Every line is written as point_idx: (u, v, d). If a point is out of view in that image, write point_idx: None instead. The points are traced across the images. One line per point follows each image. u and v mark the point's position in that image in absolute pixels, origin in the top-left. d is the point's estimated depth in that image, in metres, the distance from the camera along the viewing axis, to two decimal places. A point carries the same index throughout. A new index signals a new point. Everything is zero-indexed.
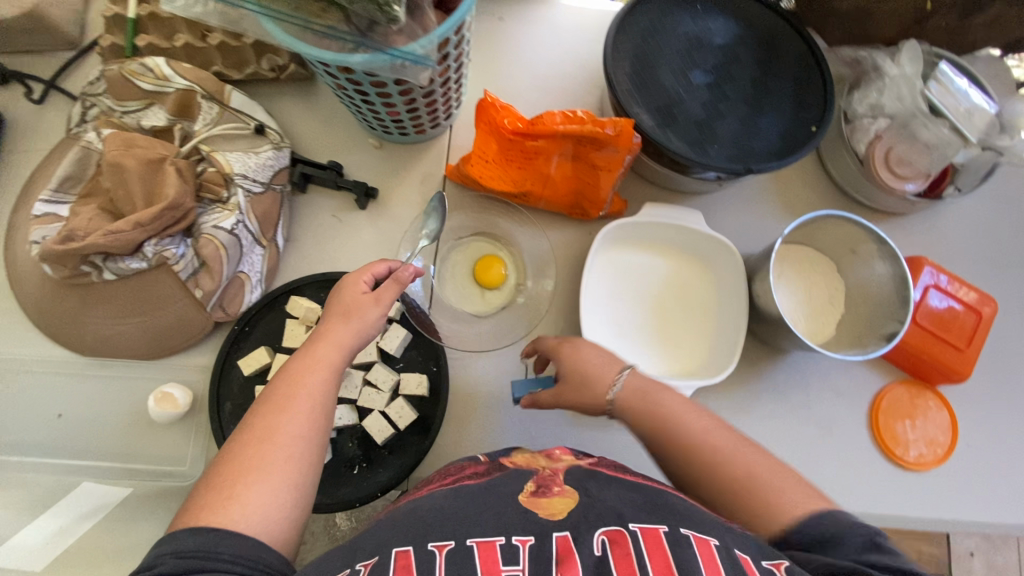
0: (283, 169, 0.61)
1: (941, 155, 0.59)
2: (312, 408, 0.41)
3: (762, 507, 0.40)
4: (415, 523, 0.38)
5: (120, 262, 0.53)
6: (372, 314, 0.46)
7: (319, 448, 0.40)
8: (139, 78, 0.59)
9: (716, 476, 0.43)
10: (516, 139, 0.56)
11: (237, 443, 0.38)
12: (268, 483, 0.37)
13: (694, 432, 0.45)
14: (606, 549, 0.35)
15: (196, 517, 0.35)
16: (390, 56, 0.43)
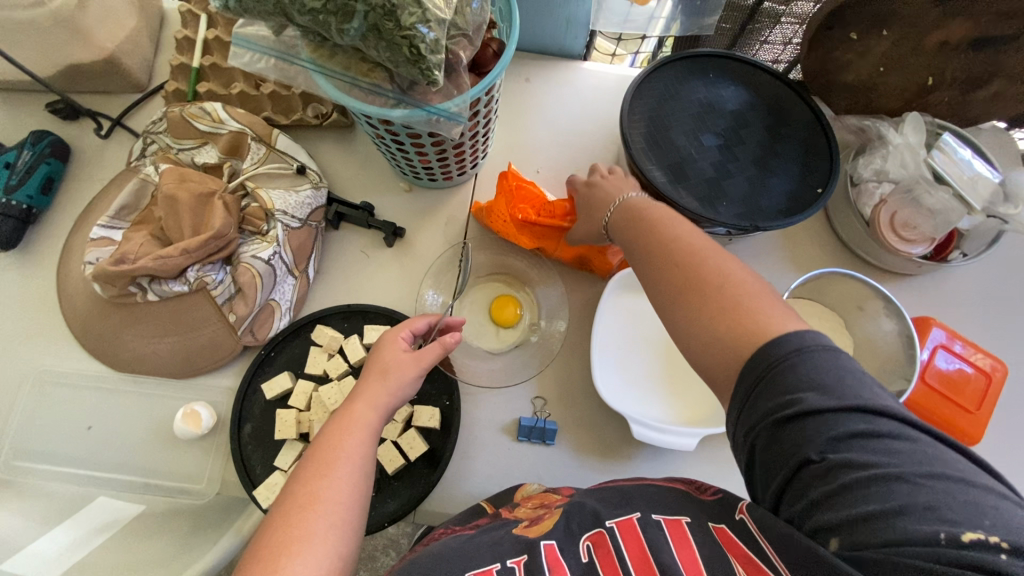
0: (319, 207, 0.66)
1: (946, 220, 0.61)
2: (352, 472, 0.43)
3: (753, 325, 0.37)
4: (417, 562, 0.41)
5: (164, 285, 0.58)
6: (410, 378, 0.50)
7: (360, 511, 0.42)
8: (197, 120, 0.65)
9: (694, 285, 0.42)
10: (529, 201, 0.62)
11: (283, 508, 0.40)
12: (312, 553, 0.38)
13: (665, 228, 0.47)
14: (591, 553, 0.40)
15: None
16: (427, 112, 0.48)
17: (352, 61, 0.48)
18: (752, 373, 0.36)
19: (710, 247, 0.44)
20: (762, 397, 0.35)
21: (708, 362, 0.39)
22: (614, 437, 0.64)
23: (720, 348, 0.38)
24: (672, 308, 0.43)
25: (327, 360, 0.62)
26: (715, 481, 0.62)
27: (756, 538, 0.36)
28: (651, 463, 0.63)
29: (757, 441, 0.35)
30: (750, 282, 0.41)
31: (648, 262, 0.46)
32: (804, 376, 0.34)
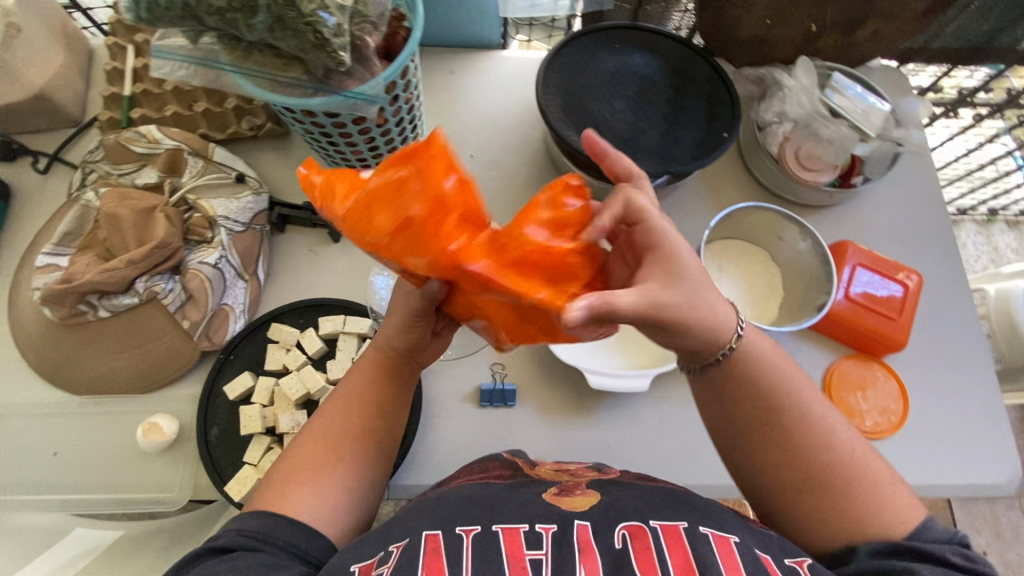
0: (262, 212, 0.68)
1: (842, 147, 0.68)
2: (366, 417, 0.50)
3: (857, 517, 0.42)
4: (444, 509, 0.45)
5: (114, 299, 0.59)
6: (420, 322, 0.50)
7: (370, 452, 0.49)
8: (133, 143, 0.68)
9: (810, 472, 0.43)
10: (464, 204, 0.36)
11: (304, 442, 0.48)
12: (323, 483, 0.46)
13: (773, 390, 0.45)
14: (627, 541, 0.42)
15: (273, 500, 0.44)
16: (345, 97, 0.51)
17: (268, 58, 0.51)
18: (857, 523, 0.42)
19: (813, 404, 0.45)
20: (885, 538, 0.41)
21: (791, 509, 0.44)
22: (574, 391, 0.66)
23: (842, 532, 0.42)
24: (786, 494, 0.44)
25: (285, 354, 0.64)
26: (674, 418, 0.65)
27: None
28: (613, 410, 0.66)
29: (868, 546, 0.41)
30: (848, 442, 0.44)
31: (757, 445, 0.45)
32: (937, 537, 0.41)
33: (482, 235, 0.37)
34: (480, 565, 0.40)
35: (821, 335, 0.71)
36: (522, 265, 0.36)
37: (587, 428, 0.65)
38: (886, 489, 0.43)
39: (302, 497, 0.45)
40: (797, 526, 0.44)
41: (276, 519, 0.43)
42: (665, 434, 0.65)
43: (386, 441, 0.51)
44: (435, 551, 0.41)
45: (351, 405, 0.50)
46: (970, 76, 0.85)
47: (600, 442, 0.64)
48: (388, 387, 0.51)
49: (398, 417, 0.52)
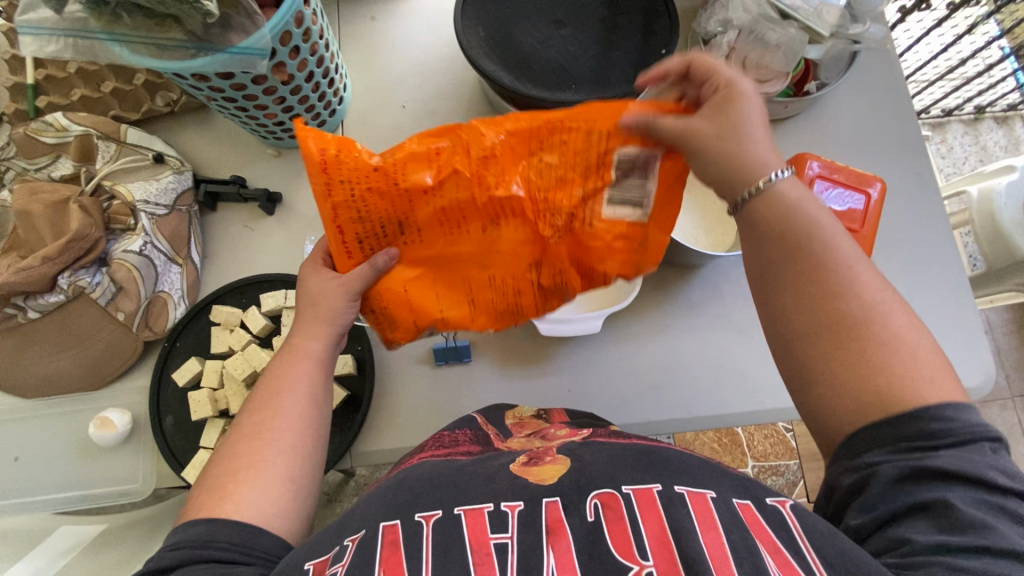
0: (186, 190, 0.65)
1: (791, 50, 0.62)
2: (297, 405, 0.46)
3: (894, 402, 0.37)
4: (402, 495, 0.43)
5: (41, 299, 0.57)
6: (343, 306, 0.48)
7: (308, 437, 0.46)
8: (42, 134, 0.63)
9: (857, 348, 0.38)
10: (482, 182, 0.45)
11: (229, 446, 0.45)
12: (261, 479, 0.43)
13: (833, 251, 0.40)
14: (599, 513, 0.40)
15: (209, 504, 0.41)
16: (230, 53, 0.47)
17: (143, 21, 0.47)
18: (893, 433, 0.36)
19: (864, 278, 0.39)
20: (905, 420, 0.36)
21: (822, 383, 0.39)
22: (530, 342, 0.65)
23: (857, 404, 0.37)
24: (813, 346, 0.39)
25: (229, 335, 0.62)
26: (634, 357, 0.64)
27: (789, 528, 0.38)
28: (571, 355, 0.64)
29: (886, 475, 0.36)
30: (901, 315, 0.39)
31: (801, 286, 0.40)
32: (966, 430, 0.36)
33: (556, 227, 0.46)
34: (441, 559, 0.38)
35: None
36: (537, 261, 0.48)
37: (546, 377, 0.64)
38: (934, 378, 0.37)
39: (241, 497, 0.42)
40: (819, 389, 0.39)
41: (214, 525, 0.40)
42: (626, 374, 0.63)
43: (321, 426, 0.48)
44: (393, 544, 0.39)
45: (274, 397, 0.46)
46: None
47: (560, 390, 0.63)
48: (319, 372, 0.48)
49: (330, 402, 0.49)
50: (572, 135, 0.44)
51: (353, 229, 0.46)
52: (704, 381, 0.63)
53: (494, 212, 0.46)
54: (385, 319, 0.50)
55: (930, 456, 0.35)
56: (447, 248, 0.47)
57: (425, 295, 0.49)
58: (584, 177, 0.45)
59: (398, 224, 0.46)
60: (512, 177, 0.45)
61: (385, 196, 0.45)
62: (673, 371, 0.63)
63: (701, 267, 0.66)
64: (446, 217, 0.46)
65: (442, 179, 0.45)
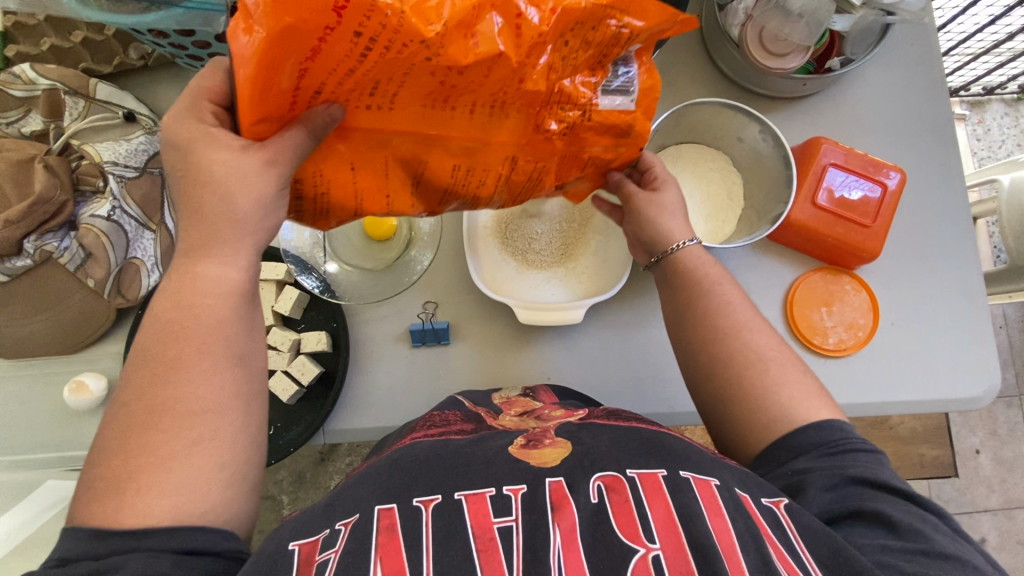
0: (159, 152, 0.63)
1: (815, 21, 0.54)
2: (212, 364, 0.36)
3: (778, 416, 0.41)
4: (398, 478, 0.39)
5: (7, 262, 0.55)
6: (264, 206, 0.37)
7: (238, 399, 0.37)
8: (9, 86, 0.59)
9: (752, 361, 0.43)
10: (515, 65, 0.35)
11: (124, 430, 0.35)
12: (182, 470, 0.34)
13: (719, 293, 0.46)
14: (604, 496, 0.37)
15: (116, 512, 0.33)
16: (184, 8, 0.43)
17: None
18: (808, 439, 0.40)
19: (746, 311, 0.45)
20: (807, 432, 0.40)
21: (730, 408, 0.43)
22: (511, 327, 0.62)
23: (760, 420, 0.42)
24: (713, 373, 0.44)
25: None
26: (618, 347, 0.61)
27: (784, 528, 0.35)
28: (553, 343, 0.62)
29: (818, 481, 0.38)
30: (781, 340, 0.45)
31: (704, 323, 0.45)
32: (864, 443, 0.40)
33: (561, 131, 0.41)
34: (441, 545, 0.35)
35: (785, 248, 0.64)
36: (513, 157, 0.41)
37: (526, 362, 0.62)
38: (818, 395, 0.42)
39: (151, 501, 0.33)
40: (737, 411, 0.43)
41: (126, 538, 0.32)
42: (610, 363, 0.61)
43: (246, 385, 0.38)
44: (390, 529, 0.35)
45: (179, 356, 0.36)
46: None
47: (540, 376, 0.61)
48: (238, 312, 0.38)
49: (259, 346, 0.40)
50: (605, 31, 0.37)
51: (314, 86, 0.34)
52: None
53: (504, 96, 0.37)
54: (321, 203, 0.41)
55: (847, 462, 0.39)
56: (419, 123, 0.38)
57: (369, 181, 0.41)
58: (592, 74, 0.40)
59: (374, 83, 0.35)
60: (542, 53, 0.36)
61: (383, 54, 0.32)
62: (658, 363, 0.61)
63: None
64: (443, 91, 0.36)
65: (469, 47, 0.33)
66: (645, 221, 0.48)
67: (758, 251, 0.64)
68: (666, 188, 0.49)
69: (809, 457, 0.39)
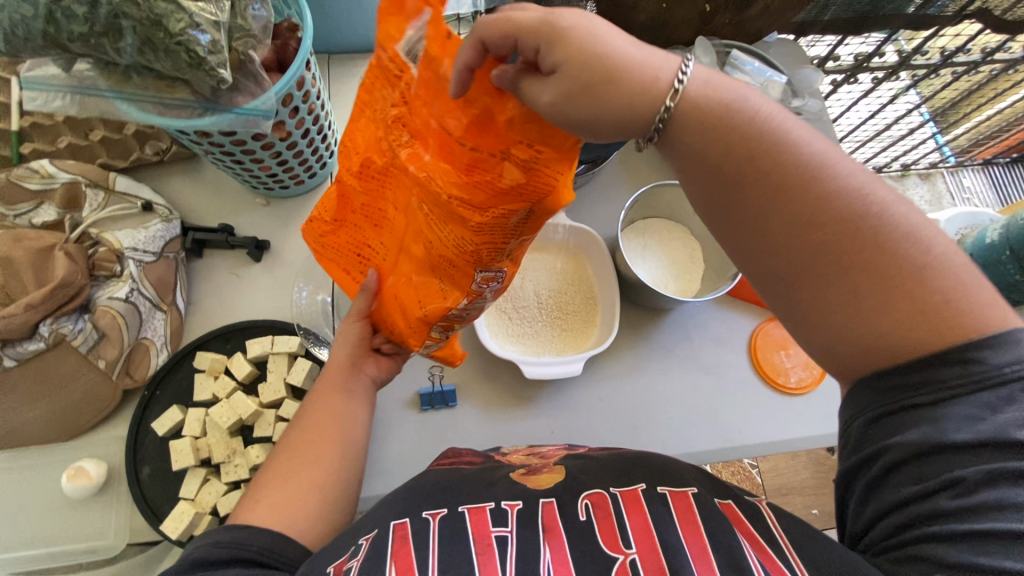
0: (175, 238, 0.66)
1: None
2: (329, 428, 0.48)
3: (908, 314, 0.33)
4: (410, 499, 0.44)
5: (20, 346, 0.56)
6: (353, 327, 0.52)
7: (339, 456, 0.47)
8: (26, 180, 0.63)
9: (848, 252, 0.34)
10: (354, 173, 0.45)
11: (267, 465, 0.47)
12: (290, 493, 0.44)
13: (784, 159, 0.34)
14: (590, 512, 0.41)
15: (248, 512, 0.43)
16: (236, 113, 0.50)
17: (150, 81, 0.49)
18: (899, 386, 0.34)
19: (831, 162, 0.34)
20: (935, 363, 0.33)
21: (840, 319, 0.35)
22: (515, 385, 0.67)
23: (853, 348, 0.35)
24: (812, 279, 0.35)
25: (214, 382, 0.62)
26: (611, 397, 0.67)
27: (766, 524, 0.41)
28: (553, 399, 0.67)
29: (897, 446, 0.34)
30: (886, 206, 0.34)
31: (773, 219, 0.35)
32: (986, 372, 0.32)
33: (414, 138, 0.38)
34: (446, 543, 0.39)
35: (742, 301, 0.73)
36: (415, 207, 0.40)
37: (530, 417, 0.66)
38: (956, 294, 0.33)
39: (268, 510, 0.43)
40: (841, 323, 0.35)
41: (250, 530, 0.41)
42: (607, 413, 0.66)
43: (348, 451, 0.48)
44: (403, 538, 0.40)
45: (309, 418, 0.49)
46: (864, 42, 0.83)
47: (543, 430, 0.65)
48: (347, 394, 0.51)
49: (363, 424, 0.51)
50: (372, 84, 0.41)
51: (340, 265, 0.52)
52: (677, 419, 0.67)
53: (372, 174, 0.44)
54: (399, 328, 0.49)
55: (938, 422, 0.33)
56: (387, 242, 0.47)
57: (406, 293, 0.46)
58: (390, 101, 0.39)
59: (359, 249, 0.50)
60: (363, 145, 0.44)
61: (338, 235, 0.51)
62: (648, 410, 0.67)
63: (671, 311, 0.71)
64: (371, 214, 0.47)
65: (332, 200, 0.50)
66: (584, 106, 0.31)
67: (723, 305, 0.72)
68: (556, 40, 0.31)
69: (894, 419, 0.34)
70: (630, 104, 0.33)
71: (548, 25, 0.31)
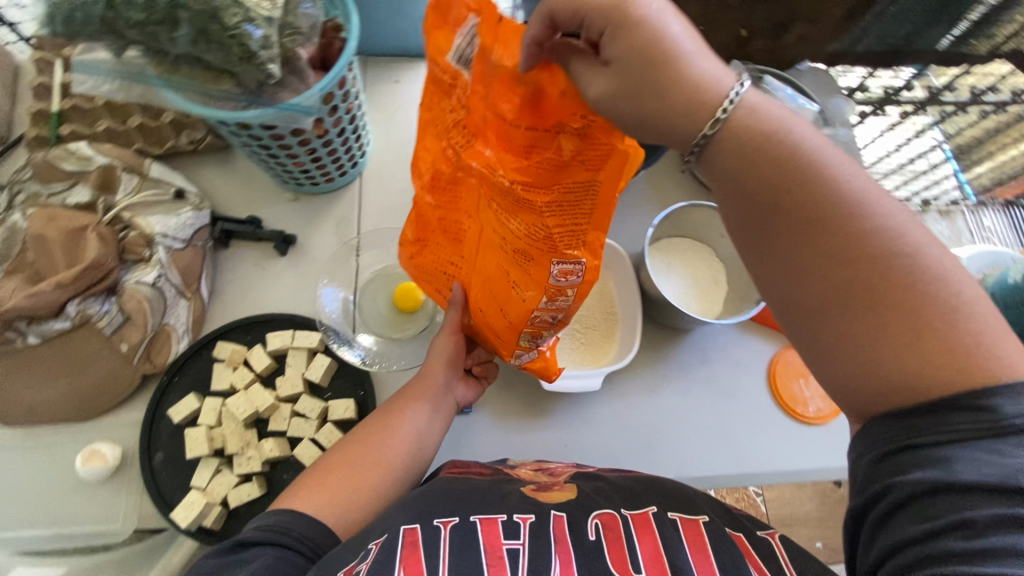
0: (203, 227, 0.66)
1: None
2: (407, 432, 0.52)
3: (938, 352, 0.32)
4: (420, 505, 0.43)
5: (45, 324, 0.57)
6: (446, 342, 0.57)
7: (408, 458, 0.51)
8: (62, 162, 0.64)
9: (880, 285, 0.33)
10: (434, 185, 0.48)
11: (328, 455, 0.51)
12: (341, 486, 0.48)
13: (823, 191, 0.34)
14: (599, 532, 0.42)
15: (293, 497, 0.47)
16: (279, 108, 0.51)
17: (197, 71, 0.49)
18: (909, 425, 0.33)
19: (864, 194, 0.34)
20: (951, 408, 0.32)
21: (872, 358, 0.33)
22: (532, 395, 0.67)
23: (870, 387, 0.34)
24: (843, 317, 0.34)
25: (232, 372, 0.62)
26: (627, 415, 0.67)
27: (776, 557, 0.41)
28: (568, 412, 0.66)
29: (902, 484, 0.33)
30: (922, 244, 0.34)
31: (801, 252, 0.35)
32: (1000, 420, 0.31)
33: (479, 139, 0.40)
34: (457, 554, 0.39)
35: (762, 327, 0.72)
36: (493, 200, 0.41)
37: (544, 429, 0.65)
38: (980, 338, 0.32)
39: (316, 496, 0.47)
40: (873, 366, 0.33)
41: (294, 514, 0.46)
42: (622, 431, 0.66)
43: (418, 459, 0.52)
44: (413, 544, 0.39)
45: (388, 417, 0.53)
46: (894, 76, 0.81)
47: (557, 444, 0.65)
48: (432, 402, 0.54)
49: (438, 435, 0.54)
50: (436, 110, 0.44)
51: (428, 282, 0.56)
52: (692, 442, 0.66)
53: (448, 183, 0.46)
54: (490, 322, 0.50)
55: (946, 463, 0.31)
56: (470, 249, 0.49)
57: (498, 288, 0.46)
58: (454, 117, 0.42)
59: (448, 262, 0.53)
60: (434, 161, 0.47)
61: (424, 252, 0.54)
62: (663, 430, 0.66)
63: (690, 332, 0.71)
64: (451, 226, 0.50)
65: (415, 218, 0.53)
66: (631, 104, 0.34)
67: (743, 330, 0.72)
68: (620, 33, 0.33)
69: (898, 458, 0.33)
70: (678, 109, 0.35)
71: (617, 11, 0.33)
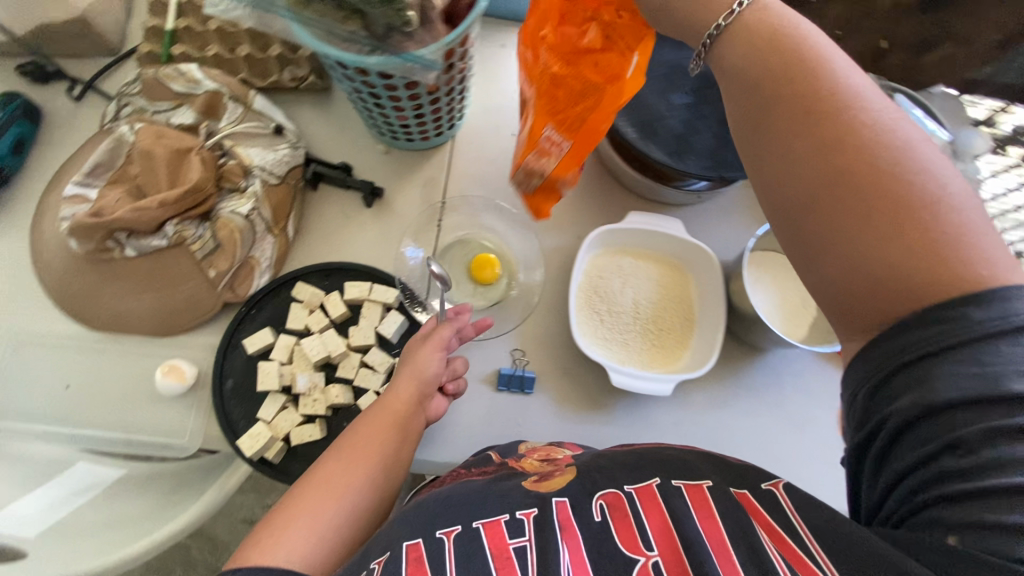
0: (297, 166, 0.66)
1: None
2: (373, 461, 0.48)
3: (922, 245, 0.31)
4: (421, 516, 0.41)
5: (143, 240, 0.59)
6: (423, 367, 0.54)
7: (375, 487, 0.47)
8: (172, 81, 0.65)
9: (869, 181, 0.32)
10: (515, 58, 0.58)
11: (292, 496, 0.46)
12: (308, 530, 0.43)
13: (824, 85, 0.34)
14: (605, 513, 0.40)
15: (256, 549, 0.41)
16: (403, 59, 0.49)
17: (329, 9, 0.48)
18: (898, 343, 0.32)
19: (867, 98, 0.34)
20: (936, 308, 0.31)
21: (857, 257, 0.33)
22: (595, 388, 0.66)
23: (850, 284, 0.34)
24: (831, 217, 0.34)
25: (308, 314, 0.63)
26: (689, 425, 0.65)
27: (783, 510, 0.37)
28: (629, 411, 0.65)
29: (894, 416, 0.32)
30: (912, 143, 0.33)
31: (796, 153, 0.35)
32: (989, 318, 0.30)
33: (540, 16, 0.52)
34: (463, 565, 0.37)
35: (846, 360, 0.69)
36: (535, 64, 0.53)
37: (603, 423, 0.64)
38: (964, 237, 0.31)
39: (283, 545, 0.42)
40: (853, 264, 0.33)
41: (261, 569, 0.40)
42: (681, 440, 0.64)
43: (384, 487, 0.48)
44: (417, 561, 0.37)
45: (352, 447, 0.49)
46: None
47: (613, 441, 0.64)
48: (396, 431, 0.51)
49: (403, 463, 0.51)
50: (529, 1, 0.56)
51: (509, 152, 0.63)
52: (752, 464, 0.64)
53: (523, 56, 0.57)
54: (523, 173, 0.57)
55: (928, 381, 0.31)
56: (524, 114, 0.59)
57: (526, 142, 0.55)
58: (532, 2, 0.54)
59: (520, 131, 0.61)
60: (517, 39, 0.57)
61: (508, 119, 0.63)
62: (723, 447, 0.64)
63: (767, 352, 0.68)
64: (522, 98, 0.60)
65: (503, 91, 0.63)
66: None
67: (824, 359, 0.68)
68: None
69: (886, 389, 0.33)
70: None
71: None
